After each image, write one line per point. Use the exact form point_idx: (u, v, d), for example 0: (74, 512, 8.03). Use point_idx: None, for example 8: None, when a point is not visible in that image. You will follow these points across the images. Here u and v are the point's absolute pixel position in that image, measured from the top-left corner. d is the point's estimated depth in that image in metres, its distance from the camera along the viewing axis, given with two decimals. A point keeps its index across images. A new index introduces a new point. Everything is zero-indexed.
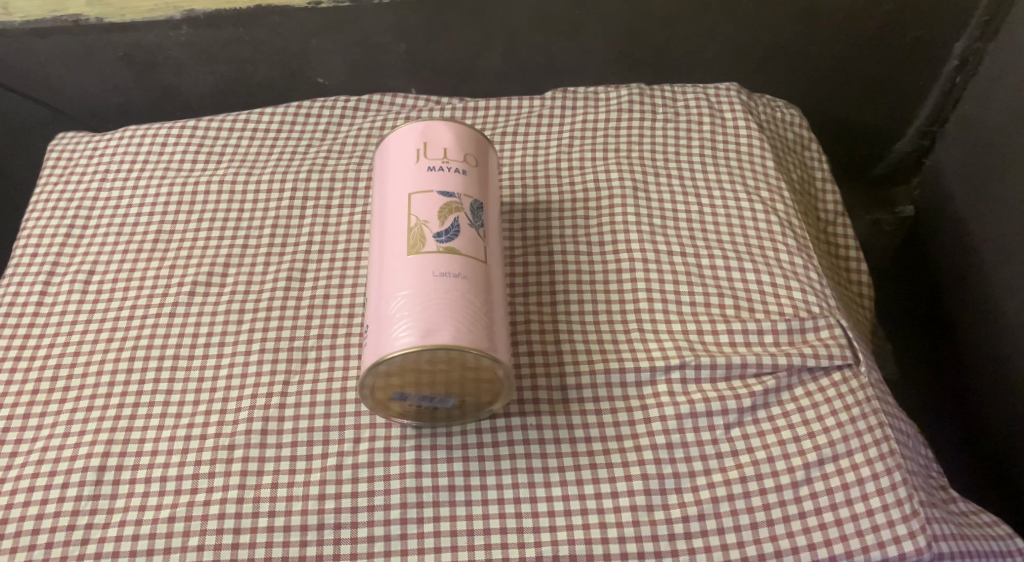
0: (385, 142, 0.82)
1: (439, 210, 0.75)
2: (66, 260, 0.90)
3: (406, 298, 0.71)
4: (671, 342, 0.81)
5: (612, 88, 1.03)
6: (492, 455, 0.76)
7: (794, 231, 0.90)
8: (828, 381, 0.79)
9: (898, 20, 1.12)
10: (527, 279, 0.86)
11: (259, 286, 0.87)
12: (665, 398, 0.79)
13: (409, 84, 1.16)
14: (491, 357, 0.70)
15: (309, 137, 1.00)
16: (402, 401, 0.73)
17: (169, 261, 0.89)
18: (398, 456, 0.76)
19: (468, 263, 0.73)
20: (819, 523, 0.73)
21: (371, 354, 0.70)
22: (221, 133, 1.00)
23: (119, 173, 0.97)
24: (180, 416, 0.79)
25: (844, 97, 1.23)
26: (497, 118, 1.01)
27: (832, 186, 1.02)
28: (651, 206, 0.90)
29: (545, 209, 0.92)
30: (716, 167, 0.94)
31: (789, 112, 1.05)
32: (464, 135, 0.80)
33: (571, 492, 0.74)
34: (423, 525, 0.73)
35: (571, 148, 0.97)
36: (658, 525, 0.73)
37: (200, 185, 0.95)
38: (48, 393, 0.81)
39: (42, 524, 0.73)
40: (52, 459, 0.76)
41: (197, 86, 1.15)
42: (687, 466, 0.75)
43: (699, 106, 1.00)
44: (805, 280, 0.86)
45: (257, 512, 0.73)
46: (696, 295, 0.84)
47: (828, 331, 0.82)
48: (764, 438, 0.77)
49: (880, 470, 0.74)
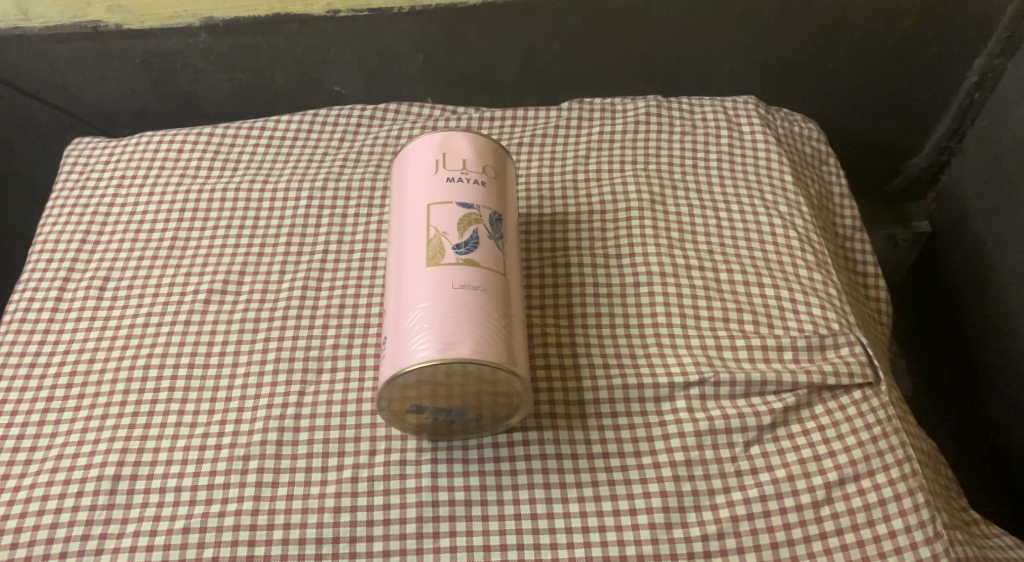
0: (403, 153, 0.82)
1: (459, 222, 0.74)
2: (81, 267, 0.90)
3: (424, 310, 0.71)
4: (690, 358, 0.81)
5: (629, 101, 1.03)
6: (509, 469, 0.76)
7: (813, 247, 0.89)
8: (848, 400, 0.79)
9: (920, 35, 1.12)
10: (544, 291, 0.86)
11: (275, 294, 0.87)
12: (684, 415, 0.78)
13: (425, 94, 1.16)
14: (509, 370, 0.69)
15: (326, 145, 1.00)
16: (418, 414, 0.73)
17: (186, 267, 0.89)
18: (414, 469, 0.75)
19: (487, 275, 0.73)
20: (840, 544, 0.72)
21: (389, 367, 0.70)
22: (237, 140, 1.00)
23: (135, 180, 0.97)
24: (195, 426, 0.78)
25: (860, 112, 1.22)
26: (514, 127, 1.01)
27: (850, 202, 1.01)
28: (669, 220, 0.90)
29: (561, 220, 0.91)
30: (734, 181, 0.94)
31: (806, 126, 1.05)
32: (483, 146, 0.80)
33: (588, 509, 0.74)
34: (440, 539, 0.72)
35: (588, 159, 0.97)
36: (677, 543, 0.72)
37: (216, 191, 0.95)
38: (63, 401, 0.80)
39: (57, 533, 0.73)
40: (67, 467, 0.76)
41: (214, 93, 1.15)
42: (707, 483, 0.75)
43: (717, 119, 1.00)
44: (824, 297, 0.85)
45: (273, 523, 0.73)
46: (714, 309, 0.84)
47: (848, 348, 0.82)
48: (784, 456, 0.76)
49: (903, 492, 0.74)
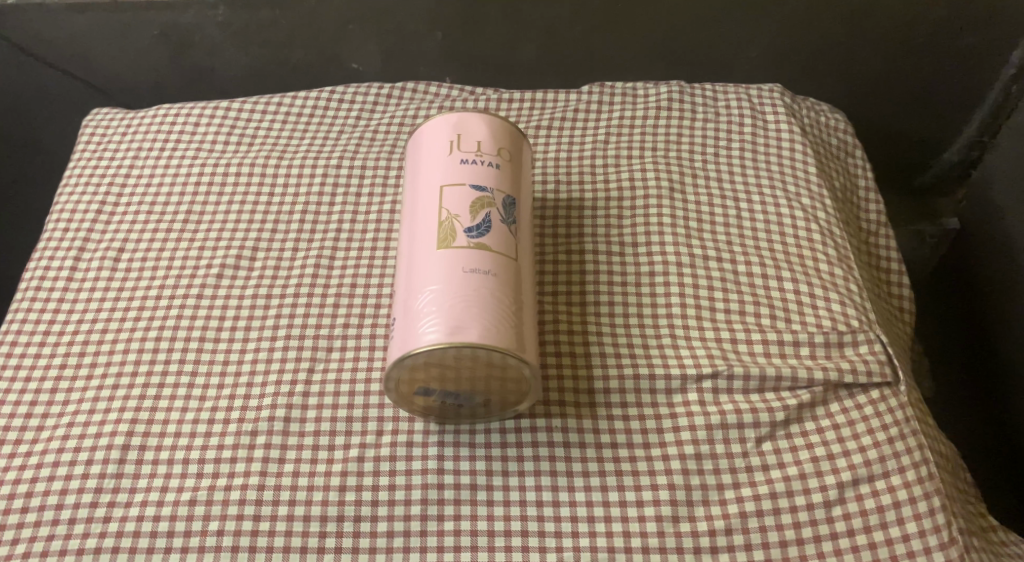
0: (417, 133, 0.80)
1: (471, 205, 0.73)
2: (96, 237, 0.90)
3: (434, 292, 0.69)
4: (704, 351, 0.79)
5: (652, 85, 1.01)
6: (516, 456, 0.75)
7: (835, 241, 0.87)
8: (865, 399, 0.77)
9: (956, 24, 1.09)
10: (558, 278, 0.84)
11: (287, 273, 0.86)
12: (696, 408, 0.76)
13: (443, 73, 1.14)
14: (518, 357, 0.68)
15: (343, 123, 0.99)
16: (426, 396, 0.72)
17: (199, 241, 0.88)
18: (420, 451, 0.75)
19: (498, 260, 0.72)
20: (851, 545, 0.71)
21: (397, 349, 0.69)
22: (255, 116, 0.99)
23: (151, 152, 0.96)
24: (205, 399, 0.78)
25: (890, 104, 1.19)
26: (533, 110, 0.99)
27: (875, 196, 0.99)
28: (688, 208, 0.88)
29: (577, 205, 0.89)
30: (756, 171, 0.92)
31: (833, 117, 1.02)
32: (499, 129, 0.78)
33: (594, 499, 0.72)
34: (444, 523, 0.72)
35: (606, 145, 0.95)
36: (683, 537, 0.71)
37: (231, 166, 0.94)
38: (76, 369, 0.80)
39: (67, 499, 0.73)
40: (78, 435, 0.76)
41: (231, 68, 1.14)
42: (716, 478, 0.73)
43: (740, 107, 0.98)
44: (844, 292, 0.83)
45: (278, 500, 0.72)
46: (731, 301, 0.82)
47: (867, 346, 0.80)
48: (797, 454, 0.74)
49: (918, 495, 0.72)
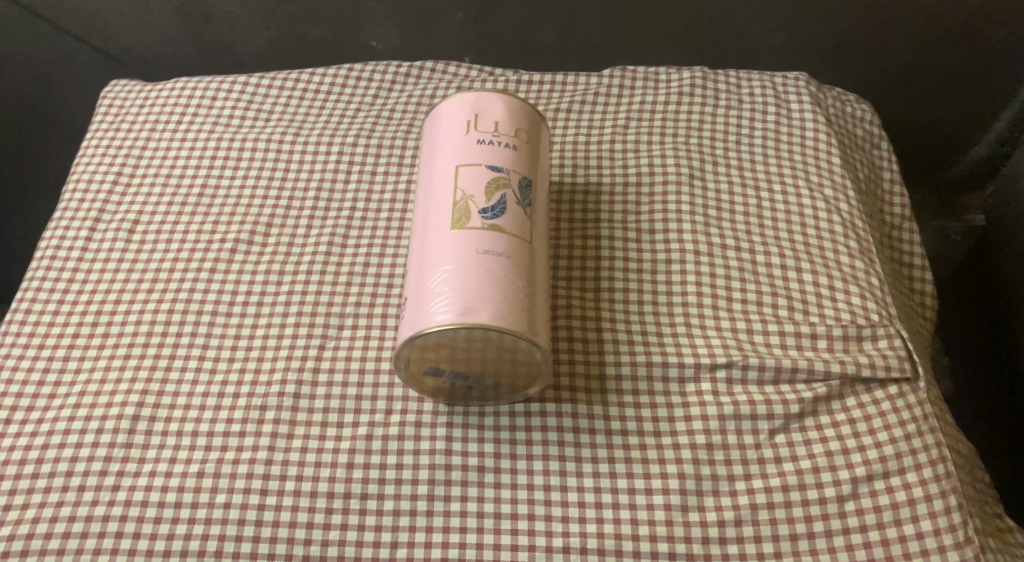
0: (435, 112, 0.79)
1: (487, 185, 0.72)
2: (112, 207, 0.89)
3: (446, 272, 0.69)
4: (719, 341, 0.77)
5: (674, 70, 0.99)
6: (525, 440, 0.74)
7: (857, 233, 0.85)
8: (883, 395, 0.75)
9: (989, 15, 1.07)
10: (573, 262, 0.83)
11: (300, 250, 0.85)
12: (709, 398, 0.75)
13: (462, 54, 1.13)
14: (529, 340, 0.67)
15: (360, 101, 0.98)
16: (436, 377, 0.71)
17: (213, 215, 0.88)
18: (429, 432, 0.74)
19: (513, 241, 0.71)
20: (863, 541, 0.69)
21: (408, 328, 0.68)
22: (273, 91, 0.99)
23: (167, 125, 0.96)
24: (215, 372, 0.78)
25: (919, 97, 1.17)
26: (553, 92, 0.98)
27: (900, 190, 0.97)
28: (707, 196, 0.87)
29: (595, 190, 0.88)
30: (779, 160, 0.90)
31: (859, 107, 1.00)
32: (518, 110, 0.77)
33: (603, 485, 0.72)
34: (451, 504, 0.71)
35: (626, 129, 0.93)
36: (692, 527, 0.70)
37: (248, 141, 0.94)
38: (88, 339, 0.80)
39: (77, 467, 0.73)
40: (89, 404, 0.76)
41: (249, 43, 1.13)
42: (727, 469, 0.72)
43: (764, 94, 0.96)
44: (865, 286, 0.81)
45: (285, 475, 0.72)
46: (748, 291, 0.81)
47: (887, 341, 0.78)
48: (811, 447, 0.73)
49: (934, 493, 0.70)
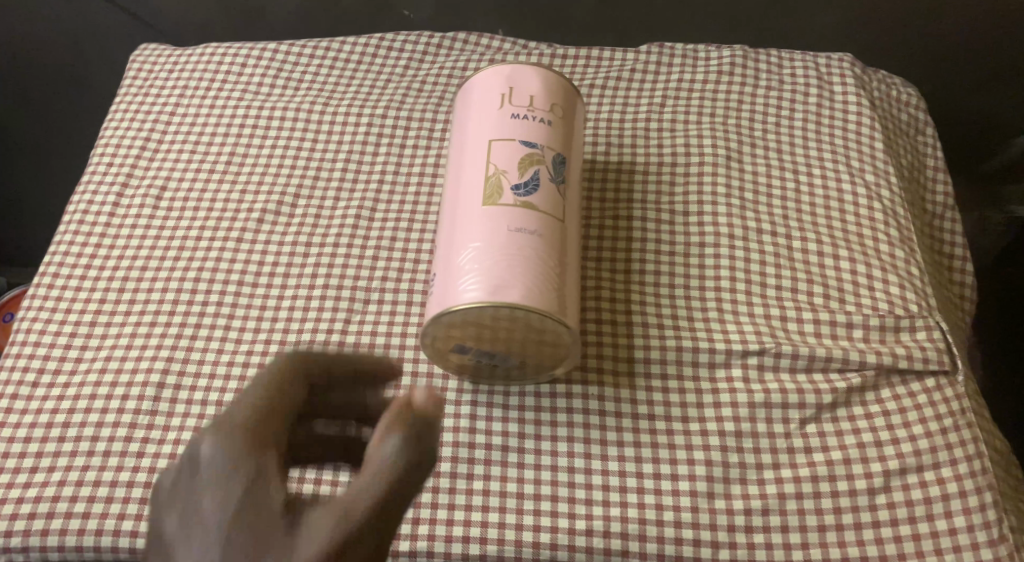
0: (468, 84, 0.78)
1: (520, 161, 0.71)
2: (139, 173, 0.89)
3: (476, 249, 0.67)
4: (751, 328, 0.76)
5: (713, 48, 0.96)
6: (550, 420, 0.73)
7: (898, 222, 0.83)
8: (919, 387, 0.73)
9: None
10: (603, 242, 0.82)
11: (328, 222, 0.85)
12: (739, 385, 0.74)
13: (494, 26, 1.11)
14: (559, 320, 0.66)
15: (391, 71, 0.97)
16: (462, 355, 0.70)
17: (241, 184, 0.87)
18: (453, 409, 0.73)
19: (544, 220, 0.69)
20: (894, 535, 0.68)
21: (435, 305, 0.67)
22: (303, 60, 0.97)
23: (196, 91, 0.95)
24: (240, 342, 0.77)
25: (964, 81, 1.13)
26: (588, 67, 0.96)
27: (943, 178, 0.94)
28: (744, 179, 0.85)
29: (628, 169, 0.86)
30: (819, 144, 0.88)
31: (905, 91, 0.97)
32: (553, 84, 0.76)
33: (628, 469, 0.71)
34: (474, 482, 0.70)
35: (662, 108, 0.91)
36: (717, 514, 0.69)
37: (276, 110, 0.93)
38: (114, 305, 0.80)
39: (103, 432, 0.73)
40: (114, 370, 0.76)
41: (279, 9, 1.12)
42: (755, 457, 0.71)
43: (806, 75, 0.93)
44: (904, 276, 0.79)
45: None
46: (783, 278, 0.79)
47: (925, 333, 0.76)
48: (842, 438, 0.72)
49: (969, 489, 0.69)
